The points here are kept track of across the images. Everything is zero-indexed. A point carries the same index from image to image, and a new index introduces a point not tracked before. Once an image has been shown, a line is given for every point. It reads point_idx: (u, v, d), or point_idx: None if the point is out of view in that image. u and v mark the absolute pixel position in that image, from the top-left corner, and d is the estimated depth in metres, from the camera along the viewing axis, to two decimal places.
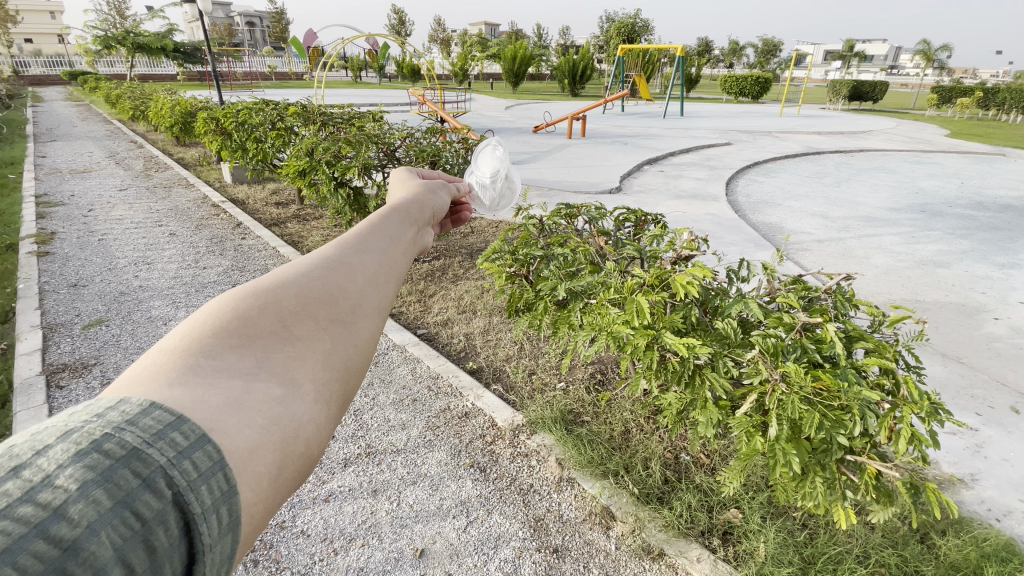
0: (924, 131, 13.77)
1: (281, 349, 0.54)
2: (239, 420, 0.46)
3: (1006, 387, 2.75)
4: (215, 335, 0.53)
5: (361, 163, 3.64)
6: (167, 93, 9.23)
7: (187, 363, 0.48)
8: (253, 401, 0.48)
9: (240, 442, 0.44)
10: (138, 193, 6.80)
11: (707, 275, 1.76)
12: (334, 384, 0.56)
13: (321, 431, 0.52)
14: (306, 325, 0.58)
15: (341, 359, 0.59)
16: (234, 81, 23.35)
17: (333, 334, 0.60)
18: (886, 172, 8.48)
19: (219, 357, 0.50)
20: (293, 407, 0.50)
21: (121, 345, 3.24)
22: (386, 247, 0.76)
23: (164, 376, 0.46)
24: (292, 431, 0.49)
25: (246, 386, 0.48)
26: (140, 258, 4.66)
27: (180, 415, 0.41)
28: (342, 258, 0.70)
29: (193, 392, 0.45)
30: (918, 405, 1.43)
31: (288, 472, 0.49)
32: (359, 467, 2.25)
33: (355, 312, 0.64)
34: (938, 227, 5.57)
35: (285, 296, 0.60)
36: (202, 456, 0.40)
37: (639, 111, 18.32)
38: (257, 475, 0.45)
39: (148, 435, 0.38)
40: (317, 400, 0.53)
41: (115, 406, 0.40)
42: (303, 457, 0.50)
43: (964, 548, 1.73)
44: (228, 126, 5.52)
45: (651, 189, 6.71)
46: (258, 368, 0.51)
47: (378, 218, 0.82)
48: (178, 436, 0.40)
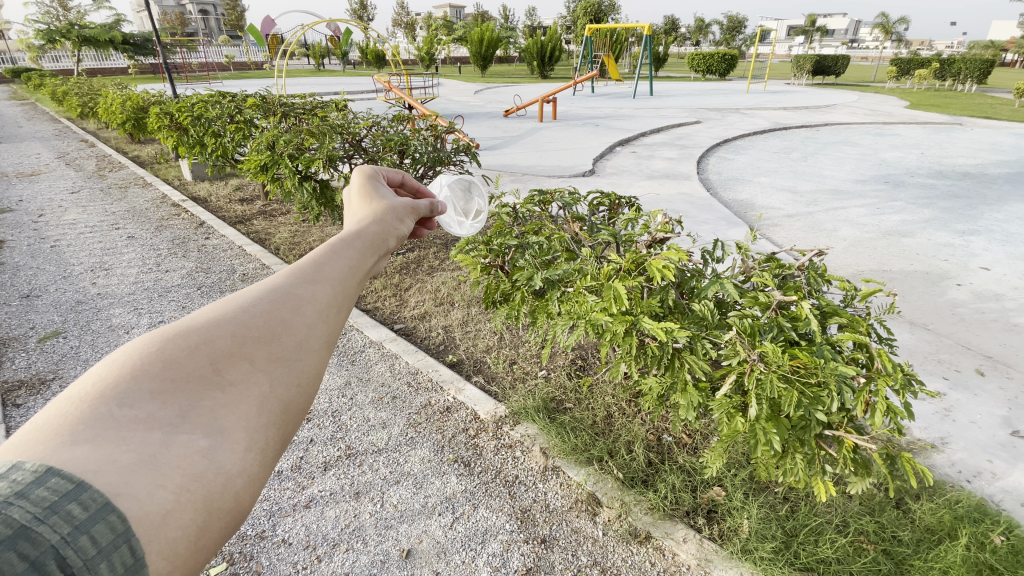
0: (886, 103, 14.09)
1: (209, 397, 0.57)
2: (154, 480, 0.47)
3: (970, 351, 2.85)
4: (137, 377, 0.54)
5: (326, 154, 3.48)
6: (119, 88, 8.75)
7: (100, 413, 0.50)
8: (172, 458, 0.50)
9: (152, 505, 0.46)
10: (92, 196, 6.45)
11: (682, 258, 1.75)
12: (267, 431, 0.60)
13: (248, 480, 0.56)
14: (238, 369, 0.61)
15: (279, 403, 0.63)
16: (190, 74, 22.29)
17: (267, 377, 0.63)
18: (850, 145, 8.67)
19: (138, 406, 0.52)
20: (218, 460, 0.53)
21: (81, 357, 3.09)
22: (337, 279, 0.78)
23: (70, 429, 0.47)
24: (218, 486, 0.52)
25: (165, 439, 0.51)
26: (97, 264, 4.44)
27: (81, 482, 0.41)
28: (288, 292, 0.72)
29: (104, 449, 0.46)
30: (892, 377, 1.45)
31: (214, 529, 0.51)
32: (340, 470, 2.20)
33: (293, 353, 0.67)
34: (901, 198, 5.73)
35: (220, 337, 0.62)
36: (103, 529, 0.39)
37: (609, 91, 18.25)
38: (173, 539, 0.47)
39: (38, 509, 0.37)
40: (247, 450, 0.57)
41: (6, 474, 0.39)
42: (230, 508, 0.54)
43: (938, 511, 1.80)
44: (183, 120, 5.26)
45: (624, 170, 6.71)
46: (181, 419, 0.53)
47: (335, 243, 0.84)
48: (75, 508, 0.39)
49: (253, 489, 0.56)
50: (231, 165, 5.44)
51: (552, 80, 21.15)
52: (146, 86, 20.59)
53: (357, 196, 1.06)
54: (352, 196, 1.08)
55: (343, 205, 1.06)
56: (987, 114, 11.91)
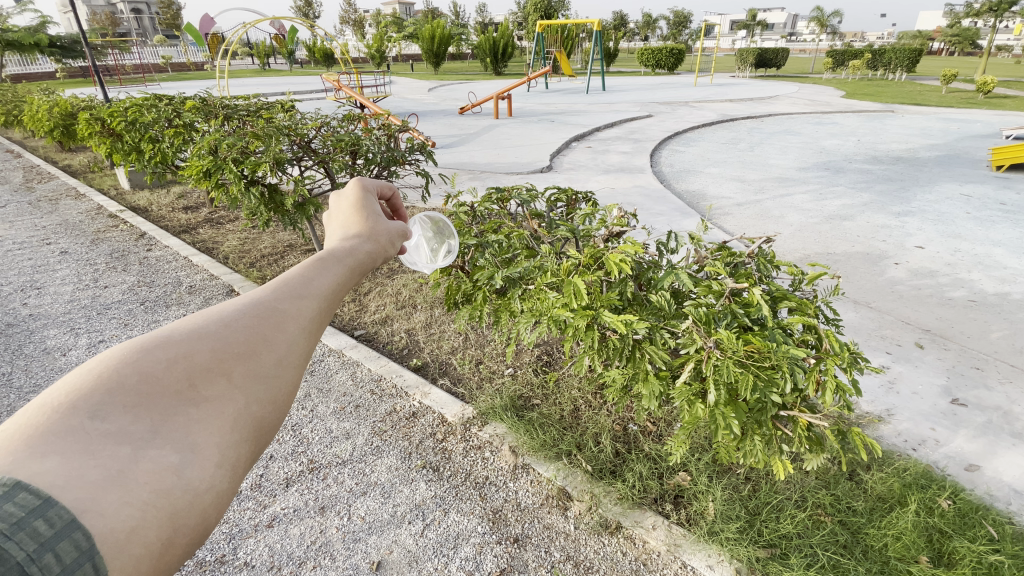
0: (823, 93, 14.79)
1: (182, 412, 0.54)
2: (121, 496, 0.45)
3: (910, 325, 3.03)
4: (111, 390, 0.52)
5: (272, 158, 3.31)
6: (44, 93, 8.15)
7: (71, 424, 0.47)
8: (141, 475, 0.47)
9: (118, 522, 0.43)
10: (18, 209, 5.99)
11: (638, 251, 1.77)
12: (239, 448, 0.57)
13: (217, 498, 0.53)
14: (215, 384, 0.58)
15: (252, 419, 0.60)
16: (124, 77, 21.06)
17: (243, 393, 0.60)
18: (792, 134, 9.07)
19: (111, 420, 0.49)
20: (189, 476, 0.51)
21: (11, 384, 2.85)
22: (325, 294, 0.74)
23: (37, 439, 0.44)
24: (185, 502, 0.50)
25: (135, 457, 0.48)
26: (26, 283, 4.12)
27: (47, 498, 0.39)
28: (273, 305, 0.68)
29: (73, 463, 0.44)
30: (840, 357, 1.51)
31: (178, 546, 0.49)
32: (303, 486, 2.12)
33: (272, 369, 0.64)
34: (841, 183, 6.04)
35: (199, 351, 0.59)
36: (68, 546, 0.37)
37: (563, 87, 18.42)
38: (135, 558, 0.44)
39: (7, 525, 0.34)
40: (218, 466, 0.54)
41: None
42: (195, 527, 0.51)
43: (888, 480, 1.90)
44: (117, 126, 4.95)
45: (580, 165, 6.78)
46: (153, 434, 0.51)
47: (324, 256, 0.80)
48: (41, 525, 0.36)
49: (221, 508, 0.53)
50: (173, 172, 5.17)
51: (506, 76, 21.12)
52: (76, 90, 19.25)
53: (350, 207, 1.01)
54: (345, 206, 1.02)
55: (333, 213, 1.01)
56: (915, 102, 12.67)
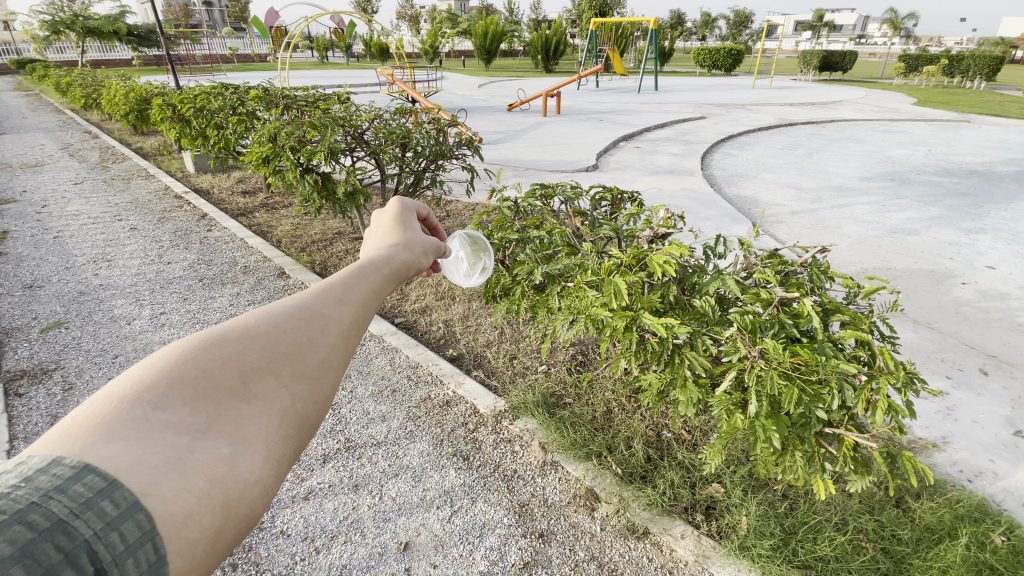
0: (892, 100, 13.97)
1: (234, 407, 0.56)
2: (178, 483, 0.47)
3: (974, 350, 2.83)
4: (171, 382, 0.55)
5: (327, 147, 3.43)
6: (123, 79, 8.74)
7: (135, 414, 0.50)
8: (196, 463, 0.49)
9: (176, 506, 0.46)
10: (95, 187, 6.47)
11: (683, 253, 1.73)
12: (285, 444, 0.58)
13: (264, 490, 0.54)
14: (265, 381, 0.60)
15: (297, 417, 0.61)
16: (194, 65, 22.26)
17: (290, 391, 0.62)
18: (856, 141, 8.61)
19: (171, 411, 0.52)
20: (239, 467, 0.52)
21: (82, 348, 3.09)
22: (364, 301, 0.76)
23: (107, 428, 0.48)
24: (235, 492, 0.51)
25: (192, 445, 0.50)
26: (99, 255, 4.45)
27: (113, 480, 0.42)
28: (319, 309, 0.71)
29: (136, 449, 0.47)
30: (894, 375, 1.43)
31: (227, 537, 0.50)
32: (339, 463, 2.20)
33: (318, 368, 0.66)
34: (906, 195, 5.68)
35: (251, 349, 0.62)
36: (130, 527, 0.40)
37: (614, 86, 18.16)
38: (190, 542, 0.46)
39: (75, 504, 0.39)
40: (266, 460, 0.55)
41: (45, 470, 0.40)
42: (245, 516, 0.52)
43: (938, 510, 1.79)
44: (186, 112, 5.25)
45: (627, 166, 6.68)
46: (207, 426, 0.53)
47: (364, 265, 0.82)
48: (106, 505, 0.40)
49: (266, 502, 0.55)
50: (234, 157, 5.45)
51: (556, 74, 20.99)
52: (151, 77, 20.51)
53: (390, 219, 1.04)
54: (384, 219, 1.05)
55: (374, 227, 1.04)
56: (995, 112, 11.76)
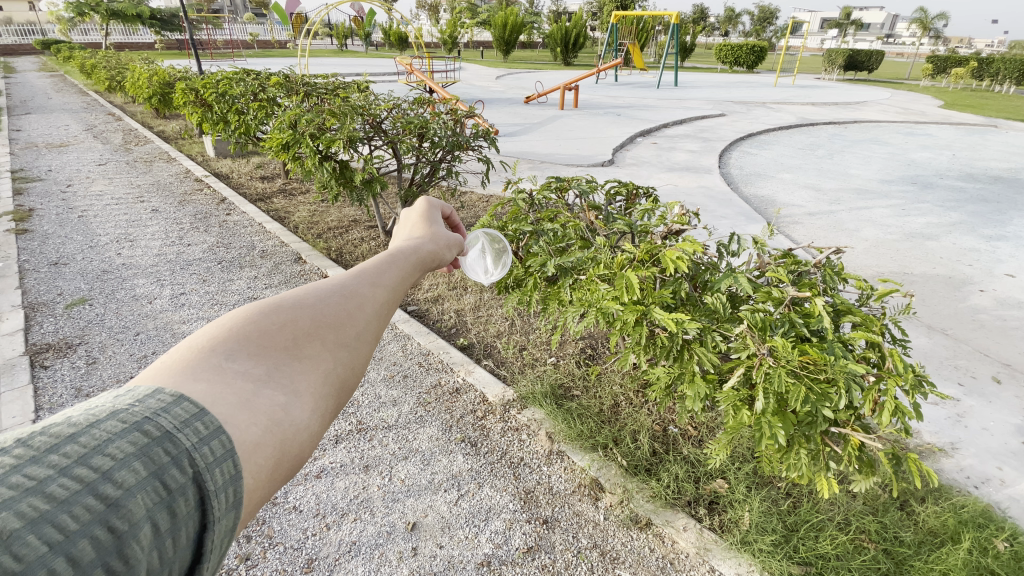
0: (918, 102, 13.66)
1: (288, 363, 0.61)
2: (248, 417, 0.52)
3: (988, 357, 2.81)
4: (237, 340, 0.60)
5: (346, 136, 3.47)
6: (146, 63, 8.85)
7: (211, 362, 0.55)
8: (261, 405, 0.54)
9: (247, 435, 0.51)
10: (118, 168, 6.60)
11: (697, 250, 1.74)
12: (329, 401, 0.63)
13: (313, 440, 0.58)
14: (313, 343, 0.65)
15: (338, 379, 0.65)
16: (215, 50, 22.41)
17: (332, 355, 0.66)
18: (878, 143, 8.44)
19: (238, 362, 0.57)
20: (294, 414, 0.57)
21: (105, 324, 3.19)
22: (395, 285, 0.80)
23: (189, 371, 0.53)
24: (292, 434, 0.56)
25: (257, 391, 0.55)
26: (122, 235, 4.56)
27: (203, 408, 0.49)
28: (353, 286, 0.75)
29: (215, 388, 0.52)
30: (903, 377, 1.44)
31: (283, 471, 0.54)
32: (350, 444, 2.26)
33: (356, 338, 0.70)
34: (928, 200, 5.58)
35: (301, 315, 0.66)
36: (218, 444, 0.47)
37: (633, 81, 17.97)
38: (259, 467, 0.51)
39: (178, 421, 0.46)
40: (314, 411, 0.60)
41: (152, 394, 0.48)
42: (296, 458, 0.57)
43: (942, 514, 1.80)
44: (208, 97, 5.32)
45: (643, 161, 6.64)
46: (268, 376, 0.58)
47: (393, 251, 0.87)
48: (200, 425, 0.47)
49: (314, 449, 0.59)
50: (254, 143, 5.51)
51: (574, 67, 20.80)
52: (173, 62, 20.77)
53: (416, 215, 1.08)
54: (411, 215, 1.09)
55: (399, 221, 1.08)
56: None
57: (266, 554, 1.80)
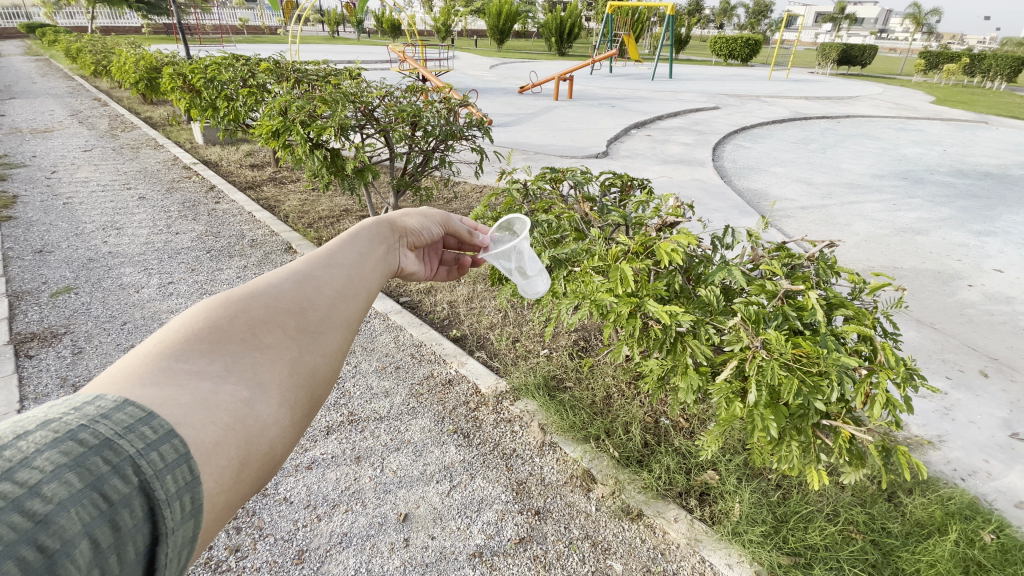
0: (910, 97, 13.74)
1: (248, 356, 0.61)
2: (207, 416, 0.52)
3: (976, 352, 2.84)
4: (188, 340, 0.59)
5: (337, 123, 3.42)
6: (133, 47, 8.66)
7: (161, 365, 0.55)
8: (221, 403, 0.54)
9: (206, 435, 0.51)
10: (104, 155, 6.47)
11: (692, 242, 1.73)
12: (298, 391, 0.63)
13: (281, 432, 0.60)
14: (273, 334, 0.65)
15: (305, 369, 0.66)
16: (204, 35, 21.96)
17: (296, 345, 0.66)
18: (871, 138, 8.49)
19: (193, 362, 0.57)
20: (257, 408, 0.58)
21: (91, 313, 3.14)
22: (350, 269, 0.81)
23: (138, 375, 0.53)
24: (255, 429, 0.57)
25: (215, 387, 0.55)
26: (108, 222, 4.47)
27: (151, 411, 0.48)
28: (308, 276, 0.75)
29: (166, 390, 0.52)
30: (895, 371, 1.45)
31: (249, 470, 0.55)
32: (342, 435, 2.25)
33: (319, 325, 0.71)
34: (919, 195, 5.63)
35: (255, 309, 0.66)
36: (168, 449, 0.46)
37: (628, 72, 17.90)
38: (221, 468, 0.51)
39: (119, 427, 0.44)
40: (280, 404, 0.61)
41: (90, 401, 0.46)
42: (265, 454, 0.58)
43: (929, 506, 1.82)
44: (196, 82, 5.22)
45: (638, 154, 6.63)
46: (227, 372, 0.58)
47: (348, 237, 0.88)
48: (147, 430, 0.46)
49: (285, 442, 0.60)
50: (244, 130, 5.42)
51: (569, 58, 20.66)
52: (161, 46, 20.34)
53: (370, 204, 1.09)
54: None
55: None
56: (1014, 113, 11.54)
57: (256, 545, 1.78)
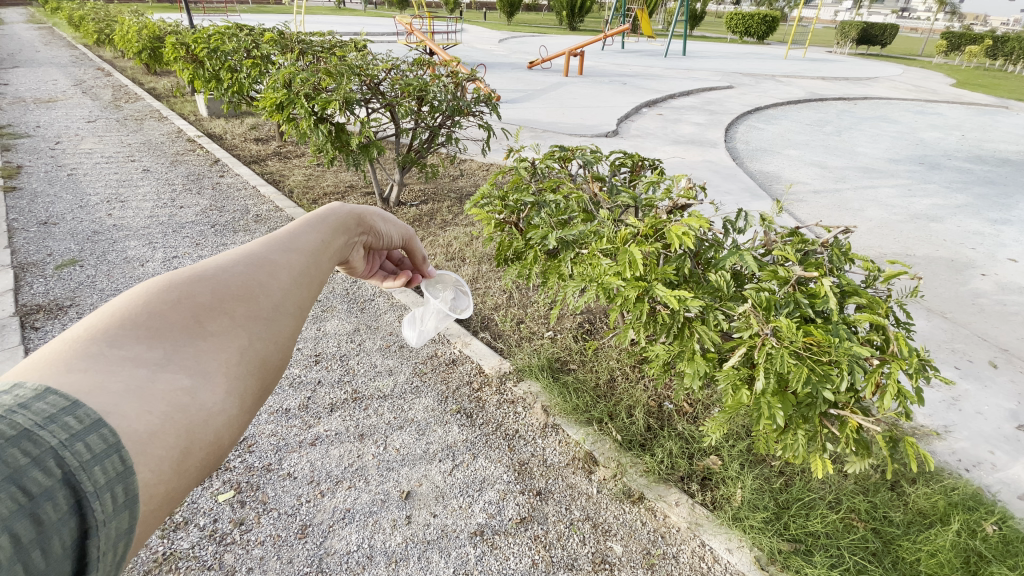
0: (930, 79, 13.36)
1: (191, 343, 0.55)
2: (141, 405, 0.47)
3: (986, 342, 2.80)
4: (123, 324, 0.54)
5: (342, 97, 3.35)
6: (136, 15, 8.50)
7: (90, 351, 0.49)
8: (157, 390, 0.49)
9: (139, 425, 0.46)
10: (108, 126, 6.41)
11: (703, 226, 1.69)
12: (248, 379, 0.58)
13: (228, 422, 0.54)
14: (220, 321, 0.59)
15: (257, 357, 0.60)
16: (208, 4, 21.51)
17: (246, 332, 0.60)
18: (888, 121, 8.28)
19: (127, 347, 0.52)
20: (201, 397, 0.52)
21: (97, 286, 3.14)
22: (310, 252, 0.75)
23: (63, 360, 0.47)
24: (200, 419, 0.51)
25: (149, 376, 0.50)
26: (113, 195, 4.45)
27: (77, 399, 0.43)
28: (263, 258, 0.69)
29: (95, 378, 0.47)
30: (907, 361, 1.42)
31: (192, 461, 0.50)
32: (346, 413, 2.26)
33: (271, 313, 0.64)
34: (934, 180, 5.51)
35: (201, 292, 0.60)
36: (96, 439, 0.41)
37: (640, 48, 17.46)
38: (159, 458, 0.47)
39: (40, 417, 0.40)
40: (229, 392, 0.55)
41: (8, 389, 0.41)
42: (211, 444, 0.53)
43: (932, 496, 1.81)
44: (199, 52, 5.11)
45: (648, 133, 6.50)
46: (166, 359, 0.53)
47: (308, 223, 0.81)
48: (71, 419, 0.41)
49: (233, 433, 0.55)
50: (248, 102, 5.33)
51: (580, 32, 20.16)
52: (164, 14, 19.99)
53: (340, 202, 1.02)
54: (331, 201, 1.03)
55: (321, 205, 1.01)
56: None
57: (260, 519, 1.80)
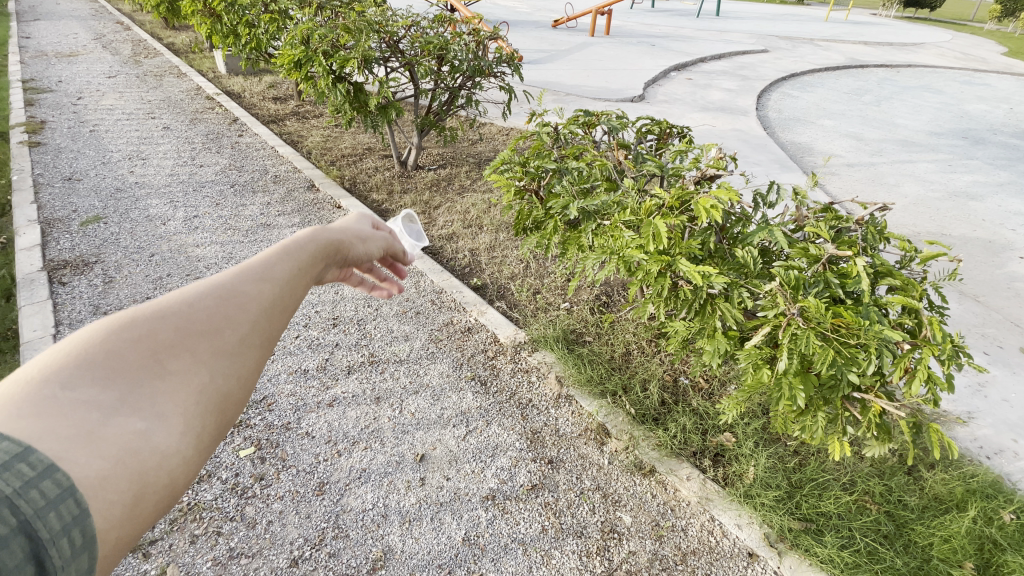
0: (981, 46, 12.53)
1: (149, 379, 0.49)
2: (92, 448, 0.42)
3: (1019, 328, 2.70)
4: (73, 354, 0.47)
5: (361, 54, 3.26)
6: None
7: (34, 386, 0.43)
8: (111, 431, 0.44)
9: (93, 468, 0.41)
10: (128, 81, 6.38)
11: (733, 199, 1.62)
12: (213, 415, 0.52)
13: (187, 462, 0.49)
14: (186, 353, 0.52)
15: (224, 391, 0.53)
16: None
17: (214, 366, 0.53)
18: (931, 91, 7.83)
19: (77, 387, 0.45)
20: (159, 438, 0.47)
21: (121, 244, 3.18)
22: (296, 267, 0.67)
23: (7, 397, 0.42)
24: (156, 461, 0.46)
25: (102, 418, 0.44)
26: (134, 152, 4.46)
27: (28, 444, 0.38)
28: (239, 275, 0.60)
29: (43, 422, 0.41)
30: (939, 348, 1.36)
31: (146, 504, 0.45)
32: (363, 375, 2.29)
33: (245, 342, 0.56)
34: (977, 156, 5.23)
35: (164, 318, 0.52)
36: (51, 483, 0.38)
37: (671, 8, 16.63)
38: (110, 503, 0.42)
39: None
40: (190, 429, 0.50)
41: None
42: (165, 485, 0.48)
43: (950, 482, 1.79)
44: (217, 6, 4.99)
45: (675, 99, 6.24)
46: (121, 399, 0.46)
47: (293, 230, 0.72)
48: (24, 466, 0.37)
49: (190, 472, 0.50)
50: (266, 60, 5.24)
51: None
52: None
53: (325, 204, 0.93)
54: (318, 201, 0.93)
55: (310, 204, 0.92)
56: None
57: (280, 475, 1.86)
